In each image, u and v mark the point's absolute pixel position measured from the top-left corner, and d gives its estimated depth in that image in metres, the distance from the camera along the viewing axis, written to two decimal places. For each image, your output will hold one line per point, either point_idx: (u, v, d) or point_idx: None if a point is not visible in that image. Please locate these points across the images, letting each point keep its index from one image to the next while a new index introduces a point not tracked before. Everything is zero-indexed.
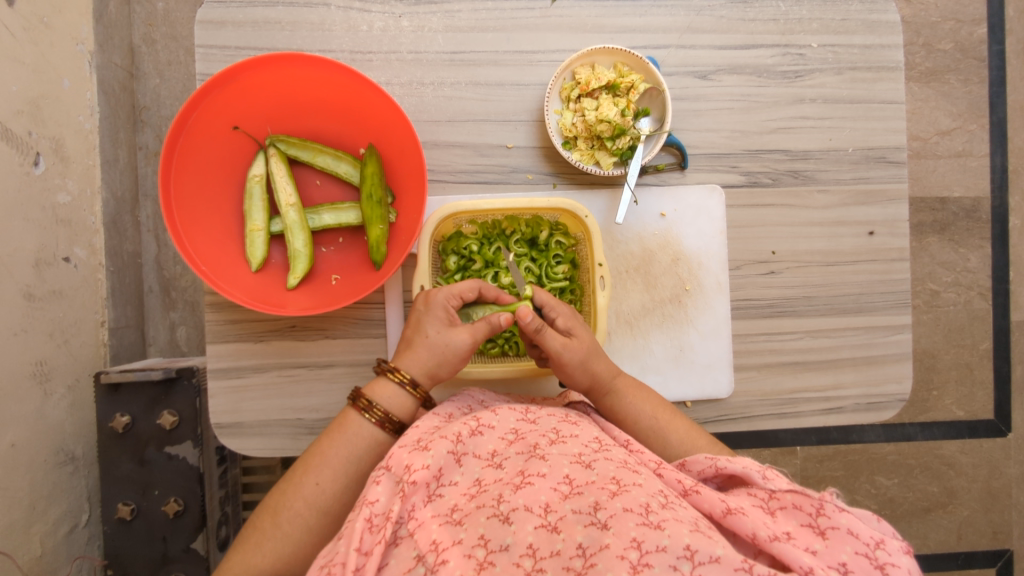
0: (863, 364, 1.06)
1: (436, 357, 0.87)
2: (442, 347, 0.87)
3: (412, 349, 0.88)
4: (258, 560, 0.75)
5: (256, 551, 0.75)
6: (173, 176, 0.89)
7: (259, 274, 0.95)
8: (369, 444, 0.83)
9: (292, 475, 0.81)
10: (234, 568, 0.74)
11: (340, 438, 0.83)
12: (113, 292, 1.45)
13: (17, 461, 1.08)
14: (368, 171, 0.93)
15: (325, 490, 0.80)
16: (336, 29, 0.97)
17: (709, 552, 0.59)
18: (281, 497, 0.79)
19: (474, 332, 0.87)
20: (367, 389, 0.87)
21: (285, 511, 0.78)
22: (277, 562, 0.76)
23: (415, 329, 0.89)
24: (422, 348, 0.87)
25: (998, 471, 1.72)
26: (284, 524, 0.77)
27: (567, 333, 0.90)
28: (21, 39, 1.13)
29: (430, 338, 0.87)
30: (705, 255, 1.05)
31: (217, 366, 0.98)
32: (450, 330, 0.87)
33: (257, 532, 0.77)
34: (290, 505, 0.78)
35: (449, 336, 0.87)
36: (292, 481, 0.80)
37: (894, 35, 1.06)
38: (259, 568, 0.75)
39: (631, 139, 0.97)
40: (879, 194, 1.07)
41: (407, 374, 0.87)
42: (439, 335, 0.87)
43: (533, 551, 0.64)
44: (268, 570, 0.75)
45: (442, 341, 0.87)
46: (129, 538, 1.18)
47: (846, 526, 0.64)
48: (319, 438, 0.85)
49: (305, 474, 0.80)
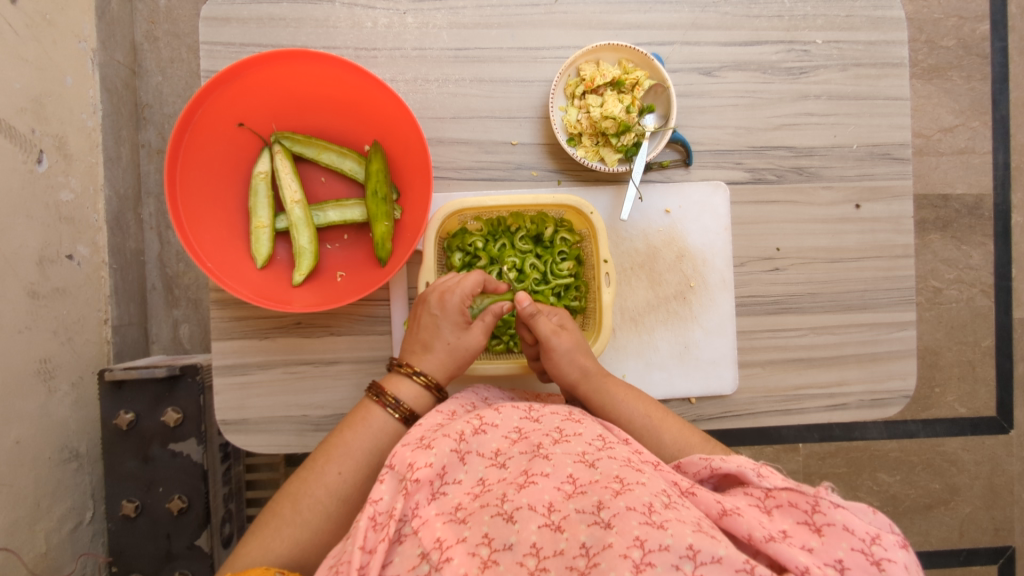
0: (868, 361, 1.07)
1: (454, 359, 0.89)
2: (460, 350, 0.89)
3: (428, 352, 0.89)
4: (276, 546, 0.75)
5: (275, 535, 0.76)
6: (178, 173, 0.89)
7: (265, 270, 0.95)
8: (389, 437, 0.84)
9: (313, 464, 0.81)
10: (253, 552, 0.74)
11: (363, 430, 0.84)
12: (116, 289, 1.45)
13: (22, 458, 1.08)
14: (373, 168, 0.92)
15: (346, 480, 0.80)
16: (341, 25, 0.97)
17: (711, 552, 0.59)
18: (302, 484, 0.79)
19: (487, 333, 0.90)
20: (384, 382, 0.88)
21: (306, 498, 0.78)
22: (293, 548, 0.76)
23: (432, 333, 0.89)
24: (439, 351, 0.89)
25: (1000, 468, 1.72)
26: (304, 511, 0.78)
27: (557, 326, 0.92)
28: (24, 36, 1.12)
29: (448, 342, 0.89)
30: (709, 252, 1.05)
31: (222, 363, 0.98)
32: (469, 334, 0.89)
33: (275, 517, 0.77)
34: (313, 492, 0.79)
35: (468, 339, 0.89)
36: (314, 469, 0.81)
37: (899, 31, 1.06)
38: (277, 554, 0.75)
39: (635, 136, 0.97)
40: (883, 190, 1.07)
41: (426, 376, 0.88)
42: (458, 339, 0.89)
43: (537, 550, 0.64)
44: (285, 557, 0.75)
45: (460, 344, 0.89)
46: (134, 534, 1.19)
47: (842, 521, 0.63)
48: (339, 429, 0.86)
49: (328, 463, 0.81)
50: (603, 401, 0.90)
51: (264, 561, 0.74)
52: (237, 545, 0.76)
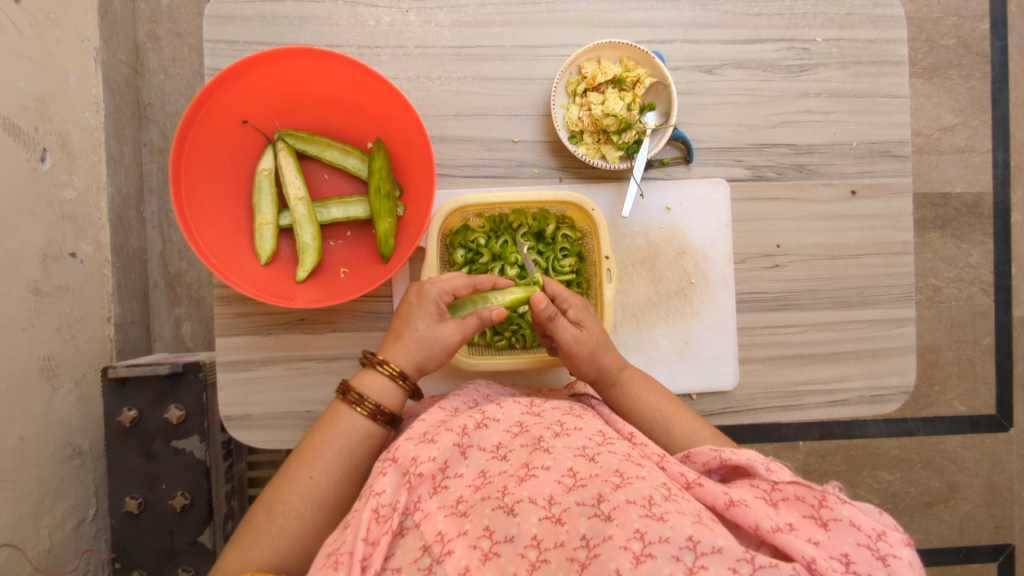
0: (868, 357, 1.07)
1: (424, 350, 0.88)
2: (432, 342, 0.88)
3: (399, 341, 0.89)
4: (255, 555, 0.75)
5: (253, 546, 0.76)
6: (182, 170, 0.90)
7: (269, 266, 0.96)
8: (359, 436, 0.84)
9: (286, 471, 0.81)
10: (231, 564, 0.74)
11: (332, 432, 0.84)
12: (118, 288, 1.46)
13: (26, 455, 1.09)
14: (376, 165, 0.93)
15: (319, 484, 0.80)
16: (344, 24, 0.98)
17: (711, 543, 0.60)
18: (276, 492, 0.80)
19: (463, 328, 0.89)
20: (353, 381, 0.87)
21: (280, 506, 0.79)
22: (274, 556, 0.76)
23: (404, 321, 0.90)
24: (410, 341, 0.88)
25: (999, 466, 1.73)
26: (279, 519, 0.78)
27: (575, 325, 0.91)
28: (28, 35, 1.13)
29: (419, 332, 0.88)
30: (710, 249, 1.06)
31: (226, 360, 0.98)
32: (441, 326, 0.88)
33: (253, 528, 0.78)
34: (286, 499, 0.79)
35: (439, 331, 0.88)
36: (286, 476, 0.81)
37: (898, 29, 1.06)
38: (257, 563, 0.75)
39: (637, 134, 0.98)
40: (883, 188, 1.08)
41: (394, 367, 0.87)
42: (429, 329, 0.88)
43: (538, 542, 0.65)
44: (266, 565, 0.75)
45: (431, 335, 0.88)
46: (137, 532, 1.19)
47: (849, 517, 0.64)
48: (309, 434, 0.86)
49: (299, 468, 0.81)
50: (618, 395, 0.92)
51: (244, 572, 0.74)
52: (217, 559, 0.76)
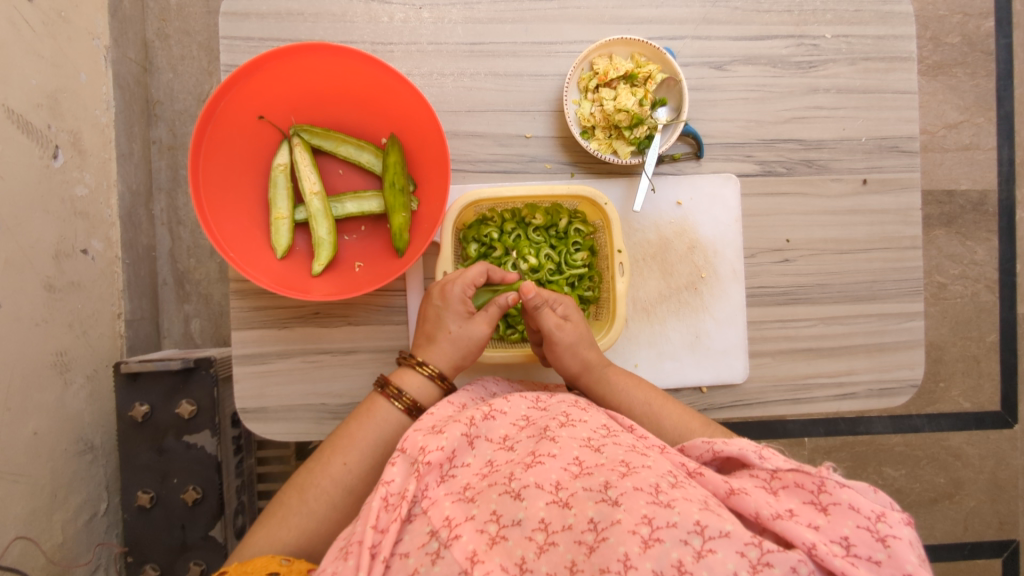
0: (876, 351, 1.08)
1: (460, 348, 0.90)
2: (466, 340, 0.90)
3: (433, 343, 0.91)
4: (284, 535, 0.78)
5: (282, 525, 0.79)
6: (201, 163, 0.91)
7: (284, 261, 0.97)
8: (392, 428, 0.85)
9: (320, 455, 0.84)
10: (259, 542, 0.77)
11: (369, 422, 0.85)
12: (128, 284, 1.47)
13: (39, 449, 1.10)
14: (391, 160, 0.94)
15: (350, 470, 0.82)
16: (358, 20, 0.99)
17: (719, 527, 0.61)
18: (309, 475, 0.82)
19: (491, 319, 0.90)
20: (393, 377, 0.90)
21: (312, 488, 0.81)
22: (301, 537, 0.79)
23: (435, 323, 0.90)
24: (445, 342, 0.90)
25: (1005, 463, 1.74)
26: (310, 501, 0.80)
27: (563, 318, 0.92)
28: (40, 33, 1.14)
29: (453, 333, 0.90)
30: (720, 242, 1.07)
31: (242, 352, 1.00)
32: (473, 323, 0.90)
33: (283, 506, 0.80)
34: (318, 483, 0.81)
35: (471, 329, 0.90)
36: (320, 460, 0.83)
37: (906, 26, 1.07)
38: (284, 543, 0.78)
39: (648, 129, 0.99)
40: (892, 182, 1.09)
41: (433, 367, 0.89)
42: (460, 329, 0.90)
43: (545, 525, 0.65)
44: (292, 545, 0.78)
45: (465, 334, 0.90)
46: (149, 527, 1.20)
47: (848, 500, 0.65)
48: (347, 421, 0.88)
49: (333, 454, 0.83)
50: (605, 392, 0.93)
51: (273, 551, 0.77)
52: (247, 533, 0.80)
